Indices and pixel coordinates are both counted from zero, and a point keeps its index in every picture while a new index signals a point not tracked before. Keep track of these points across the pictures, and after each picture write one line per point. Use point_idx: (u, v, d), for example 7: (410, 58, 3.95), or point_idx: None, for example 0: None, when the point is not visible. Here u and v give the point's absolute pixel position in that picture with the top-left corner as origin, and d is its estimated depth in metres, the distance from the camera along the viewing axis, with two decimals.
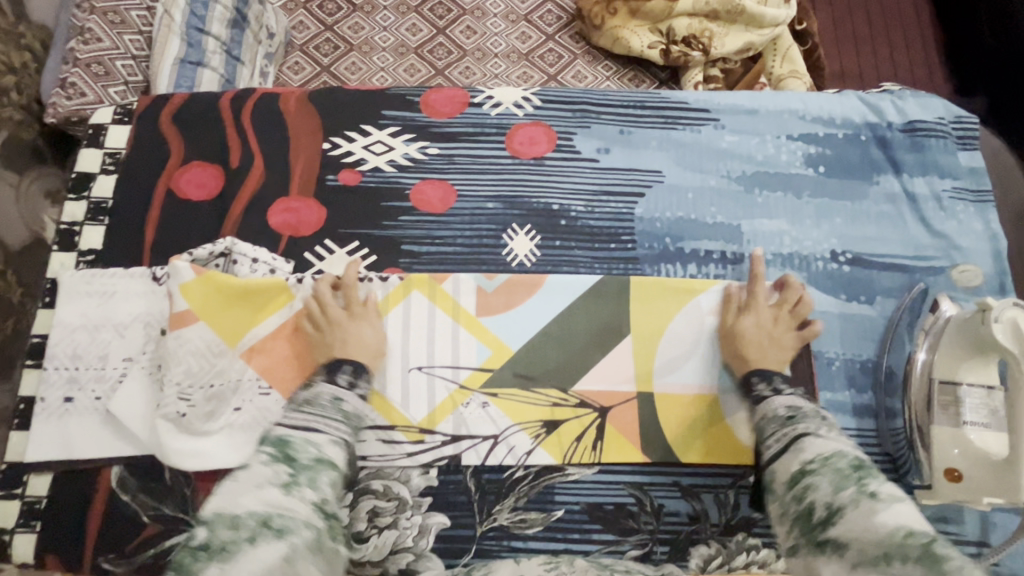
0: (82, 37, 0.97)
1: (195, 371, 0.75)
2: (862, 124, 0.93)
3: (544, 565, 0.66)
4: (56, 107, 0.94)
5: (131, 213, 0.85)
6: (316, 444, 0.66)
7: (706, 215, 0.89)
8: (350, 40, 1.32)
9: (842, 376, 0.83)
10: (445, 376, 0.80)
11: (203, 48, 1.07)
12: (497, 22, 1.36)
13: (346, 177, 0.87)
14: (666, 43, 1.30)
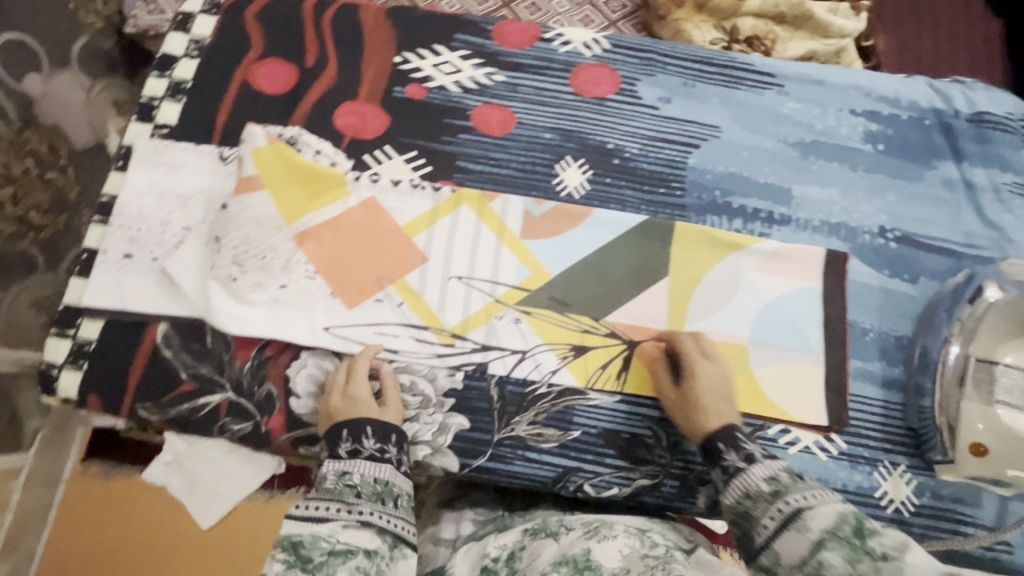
0: None
1: (251, 239, 0.78)
2: (927, 109, 0.93)
3: (584, 537, 0.63)
4: (136, 19, 1.13)
5: (207, 96, 0.89)
6: (330, 536, 0.57)
7: (759, 175, 0.89)
8: (416, 1, 1.39)
9: (875, 347, 0.83)
10: (484, 288, 0.82)
11: None
12: (562, 3, 1.41)
13: (413, 90, 0.90)
14: (729, 40, 1.30)
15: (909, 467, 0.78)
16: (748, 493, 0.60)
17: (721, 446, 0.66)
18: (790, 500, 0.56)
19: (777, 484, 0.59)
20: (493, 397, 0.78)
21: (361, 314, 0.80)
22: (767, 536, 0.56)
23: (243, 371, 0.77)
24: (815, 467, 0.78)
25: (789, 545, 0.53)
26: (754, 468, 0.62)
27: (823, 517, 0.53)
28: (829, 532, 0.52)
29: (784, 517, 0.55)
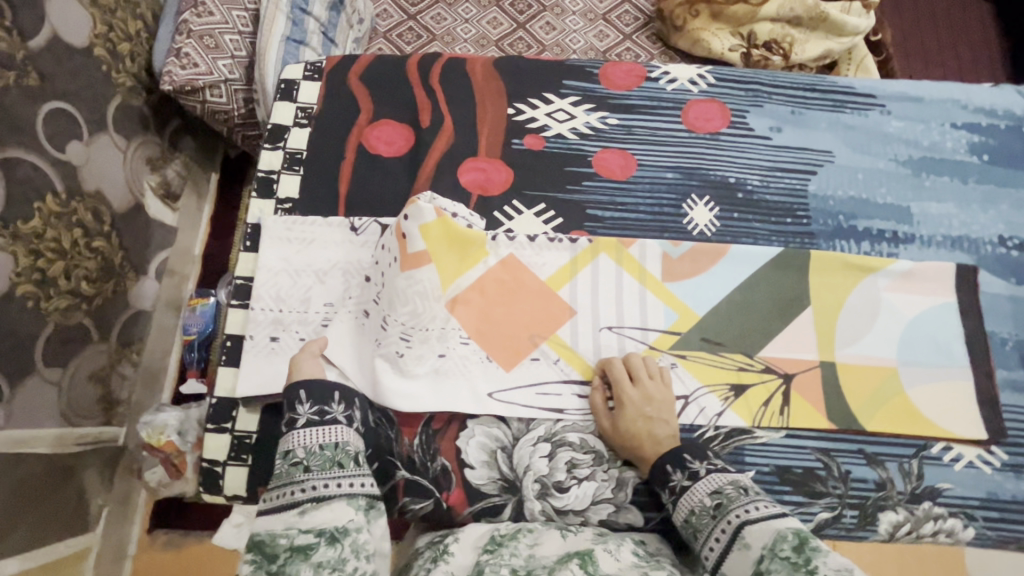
0: (196, 11, 1.11)
1: (418, 312, 0.76)
2: (1023, 116, 0.96)
3: (591, 541, 0.65)
4: (172, 75, 1.09)
5: (325, 165, 0.87)
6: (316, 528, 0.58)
7: (877, 195, 0.91)
8: (432, 30, 1.45)
9: (1016, 356, 0.85)
10: (636, 337, 0.82)
11: (305, 28, 1.18)
12: (576, 21, 1.47)
13: (531, 141, 0.90)
14: (747, 46, 1.34)
15: None
16: (694, 510, 0.64)
17: (668, 468, 0.69)
18: (732, 518, 0.60)
19: (721, 498, 0.63)
20: None
21: (522, 375, 0.79)
22: (716, 556, 0.60)
23: (414, 446, 0.76)
24: (982, 481, 0.79)
25: (738, 568, 0.58)
26: (697, 485, 0.65)
27: (763, 533, 0.57)
28: (768, 549, 0.56)
29: (730, 535, 0.60)
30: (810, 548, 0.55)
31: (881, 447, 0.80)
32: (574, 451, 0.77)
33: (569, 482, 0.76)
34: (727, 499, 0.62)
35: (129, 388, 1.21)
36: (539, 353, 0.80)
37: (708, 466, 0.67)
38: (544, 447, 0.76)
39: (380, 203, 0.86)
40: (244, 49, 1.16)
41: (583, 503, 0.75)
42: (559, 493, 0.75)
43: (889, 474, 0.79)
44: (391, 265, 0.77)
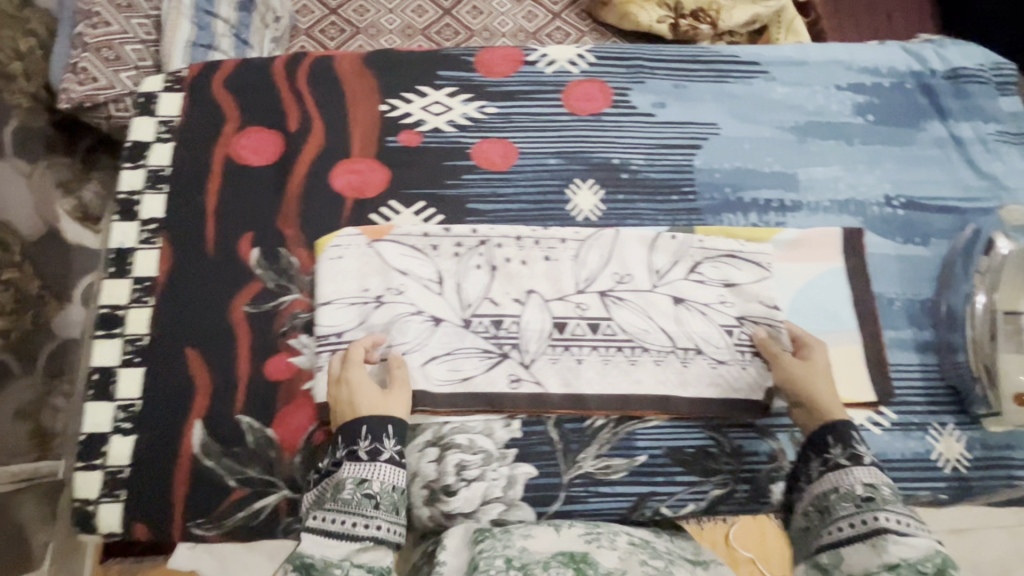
0: (91, 21, 0.99)
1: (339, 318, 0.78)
2: (907, 72, 0.95)
3: (584, 538, 0.64)
4: (69, 92, 0.96)
5: (191, 181, 0.84)
6: (345, 560, 0.60)
7: (763, 164, 0.90)
8: (356, 23, 1.37)
9: (904, 315, 0.85)
10: (579, 315, 0.80)
11: (213, 31, 1.08)
12: (503, 2, 1.41)
13: (406, 138, 0.87)
14: (675, 17, 1.34)
15: (957, 425, 0.81)
16: (839, 489, 0.65)
17: (828, 439, 0.69)
18: (878, 517, 0.62)
19: (873, 493, 0.64)
20: (554, 439, 0.77)
21: (471, 385, 0.76)
22: (839, 539, 0.62)
23: (295, 465, 0.74)
24: (872, 442, 0.80)
25: (857, 558, 0.60)
26: (856, 470, 0.66)
27: (909, 547, 0.59)
28: (907, 561, 0.58)
29: (865, 530, 0.61)
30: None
31: (772, 419, 0.80)
32: (463, 453, 0.76)
33: (458, 485, 0.74)
34: (884, 502, 0.63)
35: (65, 420, 1.01)
36: (497, 348, 0.78)
37: (873, 458, 0.67)
38: (430, 452, 0.75)
39: (251, 216, 0.83)
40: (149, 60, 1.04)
41: (473, 505, 0.74)
42: (447, 496, 0.74)
43: (780, 445, 0.79)
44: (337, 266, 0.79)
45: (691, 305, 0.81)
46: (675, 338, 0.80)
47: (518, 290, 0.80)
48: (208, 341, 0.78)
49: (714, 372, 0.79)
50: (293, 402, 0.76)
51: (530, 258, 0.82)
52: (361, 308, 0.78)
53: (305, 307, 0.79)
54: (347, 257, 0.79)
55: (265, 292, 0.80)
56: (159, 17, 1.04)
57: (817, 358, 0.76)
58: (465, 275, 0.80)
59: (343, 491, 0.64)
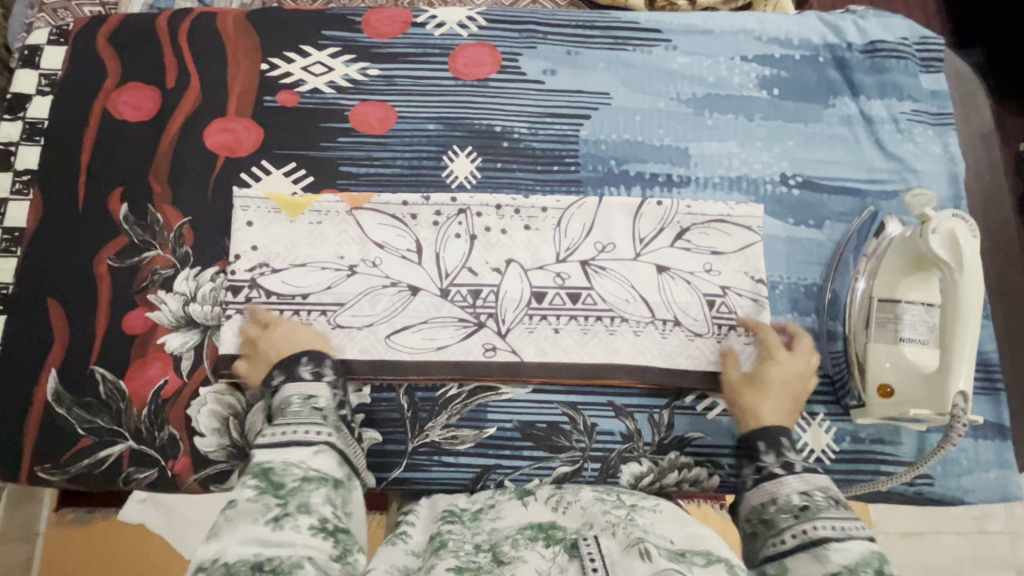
0: None
1: (294, 278, 0.78)
2: (821, 44, 0.90)
3: (550, 507, 0.67)
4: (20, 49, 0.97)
5: (67, 134, 0.84)
6: (302, 462, 0.62)
7: (654, 137, 0.86)
8: None
9: (785, 299, 0.81)
10: (558, 285, 0.80)
11: None
12: None
13: (284, 98, 0.86)
14: None
15: (828, 415, 0.77)
16: (777, 500, 0.65)
17: (760, 446, 0.69)
18: (816, 526, 0.60)
19: (810, 502, 0.63)
20: (404, 407, 0.77)
21: (446, 352, 0.77)
22: (783, 550, 0.61)
23: (141, 417, 0.75)
24: (734, 428, 0.77)
25: (801, 570, 0.59)
26: (788, 479, 0.65)
27: (848, 551, 0.58)
28: (847, 567, 0.56)
29: (804, 542, 0.60)
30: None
31: (631, 399, 0.78)
32: None
33: None
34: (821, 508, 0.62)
35: None
36: (472, 317, 0.78)
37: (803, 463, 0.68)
38: None
39: (122, 171, 0.83)
40: None
41: None
42: None
43: (637, 425, 0.77)
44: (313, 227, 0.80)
45: (675, 275, 0.80)
46: (654, 309, 0.79)
47: (496, 259, 0.81)
48: (68, 292, 0.79)
49: (690, 346, 0.78)
50: (144, 357, 0.77)
51: (535, 227, 0.81)
52: (334, 274, 0.79)
53: (165, 263, 0.80)
54: (325, 224, 0.80)
55: (131, 247, 0.80)
56: None
57: (769, 377, 0.74)
58: (443, 240, 0.81)
59: (291, 405, 0.67)
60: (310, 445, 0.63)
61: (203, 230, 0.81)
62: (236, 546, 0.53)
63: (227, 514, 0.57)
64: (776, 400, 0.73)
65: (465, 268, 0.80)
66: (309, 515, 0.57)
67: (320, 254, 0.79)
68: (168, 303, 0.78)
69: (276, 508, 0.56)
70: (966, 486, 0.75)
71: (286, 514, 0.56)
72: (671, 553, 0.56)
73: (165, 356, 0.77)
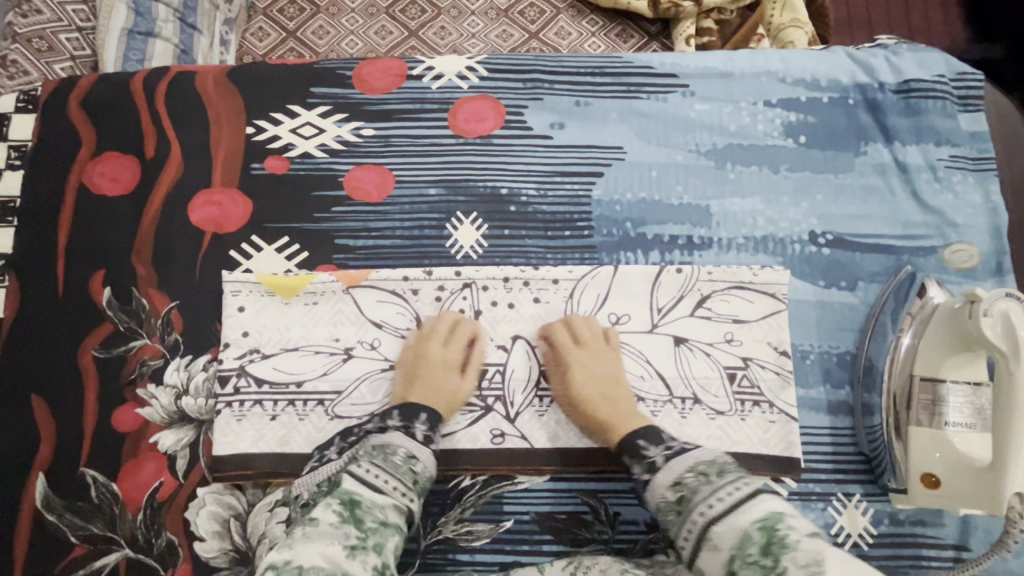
0: (21, 10, 0.99)
1: (289, 366, 0.74)
2: (850, 85, 0.83)
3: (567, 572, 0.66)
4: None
5: (42, 213, 0.78)
6: (387, 507, 0.61)
7: (672, 195, 0.80)
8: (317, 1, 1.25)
9: (817, 370, 0.76)
10: None
11: (153, 17, 1.03)
12: None
13: (273, 165, 0.80)
14: None
15: (864, 496, 0.73)
16: (659, 496, 0.63)
17: (640, 443, 0.68)
18: (697, 512, 0.58)
19: (683, 489, 0.62)
20: (414, 501, 0.72)
21: (452, 440, 0.73)
22: (691, 547, 0.58)
23: (137, 523, 0.70)
24: None
25: (711, 569, 0.56)
26: (658, 476, 0.64)
27: (729, 532, 0.55)
28: (735, 549, 0.54)
29: (695, 536, 0.58)
30: (779, 544, 0.52)
31: None
32: None
33: None
34: (691, 488, 0.61)
35: None
36: (479, 401, 0.74)
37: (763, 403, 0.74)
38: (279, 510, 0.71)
39: (103, 253, 0.77)
40: (87, 47, 1.03)
41: None
42: None
43: None
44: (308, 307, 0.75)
45: (694, 346, 0.75)
46: (672, 386, 0.74)
47: (503, 335, 0.75)
48: (52, 387, 0.74)
49: (711, 425, 0.73)
50: (137, 457, 0.72)
51: (546, 300, 0.76)
52: (329, 358, 0.74)
53: (154, 353, 0.74)
54: (321, 305, 0.75)
55: (116, 336, 0.75)
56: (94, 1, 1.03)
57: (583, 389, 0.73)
58: (444, 316, 0.75)
59: (395, 455, 0.66)
60: (391, 498, 0.62)
61: (191, 316, 0.75)
62: (306, 558, 0.54)
63: (307, 530, 0.57)
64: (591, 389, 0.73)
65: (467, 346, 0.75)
66: (379, 555, 0.57)
67: (313, 338, 0.75)
68: (158, 397, 0.73)
69: (357, 537, 0.57)
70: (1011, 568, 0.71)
71: (362, 547, 0.57)
72: None
73: (159, 456, 0.72)
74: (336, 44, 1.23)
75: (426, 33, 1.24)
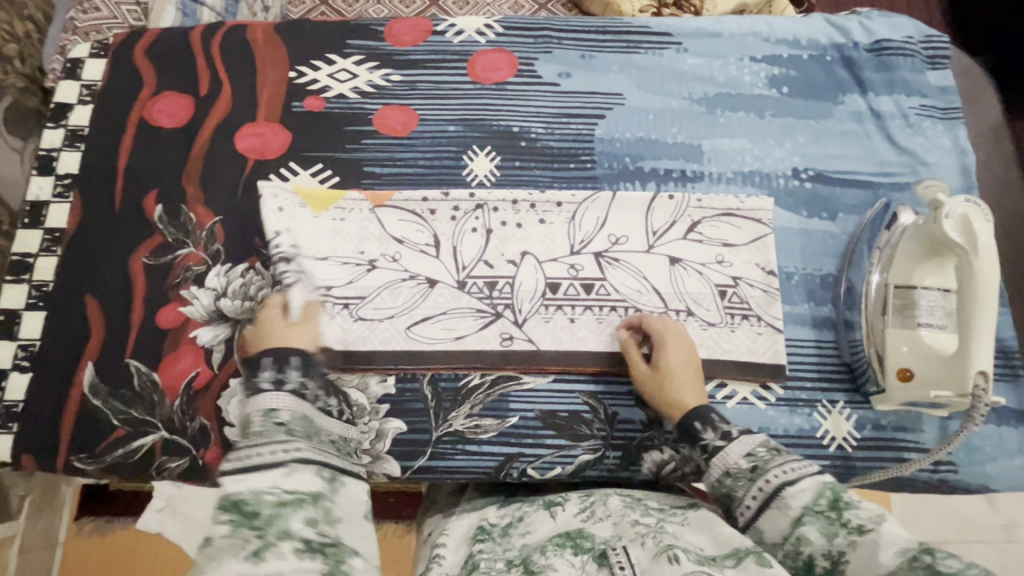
0: (82, 7, 1.01)
1: (319, 274, 0.81)
2: (828, 44, 0.92)
3: (579, 518, 0.64)
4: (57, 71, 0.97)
5: (106, 140, 0.89)
6: (274, 487, 0.55)
7: (667, 135, 0.89)
8: (344, 13, 1.37)
9: (801, 289, 0.82)
10: (572, 276, 0.82)
11: (198, 18, 1.05)
12: None
13: (311, 103, 0.90)
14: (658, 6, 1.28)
15: (847, 403, 0.78)
16: (728, 471, 0.63)
17: (697, 425, 0.68)
18: (770, 478, 0.59)
19: (756, 460, 0.62)
20: (427, 397, 0.78)
21: (465, 342, 0.79)
22: (750, 517, 0.59)
23: (174, 408, 0.77)
24: (755, 416, 0.77)
25: (771, 524, 0.58)
26: (731, 446, 0.64)
27: (803, 493, 0.57)
28: (808, 508, 0.56)
29: (764, 498, 0.59)
30: (844, 502, 0.56)
31: None
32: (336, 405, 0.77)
33: None
34: (769, 462, 0.61)
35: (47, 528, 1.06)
36: (490, 308, 0.80)
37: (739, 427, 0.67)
38: None
39: (158, 175, 0.87)
40: None
41: None
42: None
43: (657, 414, 0.78)
44: (339, 221, 0.83)
45: (687, 266, 0.82)
46: (667, 300, 0.81)
47: (512, 252, 0.83)
48: (106, 289, 0.82)
49: (704, 335, 0.79)
50: (177, 350, 0.79)
51: (551, 221, 0.84)
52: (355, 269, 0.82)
53: (198, 260, 0.83)
54: (349, 221, 0.83)
55: (165, 246, 0.84)
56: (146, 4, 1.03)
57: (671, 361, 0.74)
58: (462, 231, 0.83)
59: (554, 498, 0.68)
60: (280, 466, 0.57)
61: (233, 228, 0.84)
62: None
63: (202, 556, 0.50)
64: (692, 387, 0.72)
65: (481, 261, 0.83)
66: (293, 539, 0.52)
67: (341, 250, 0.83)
68: (200, 298, 0.81)
69: (255, 540, 0.50)
70: (991, 473, 0.75)
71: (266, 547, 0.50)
72: (700, 556, 0.54)
73: (197, 350, 0.79)
74: (366, 10, 1.38)
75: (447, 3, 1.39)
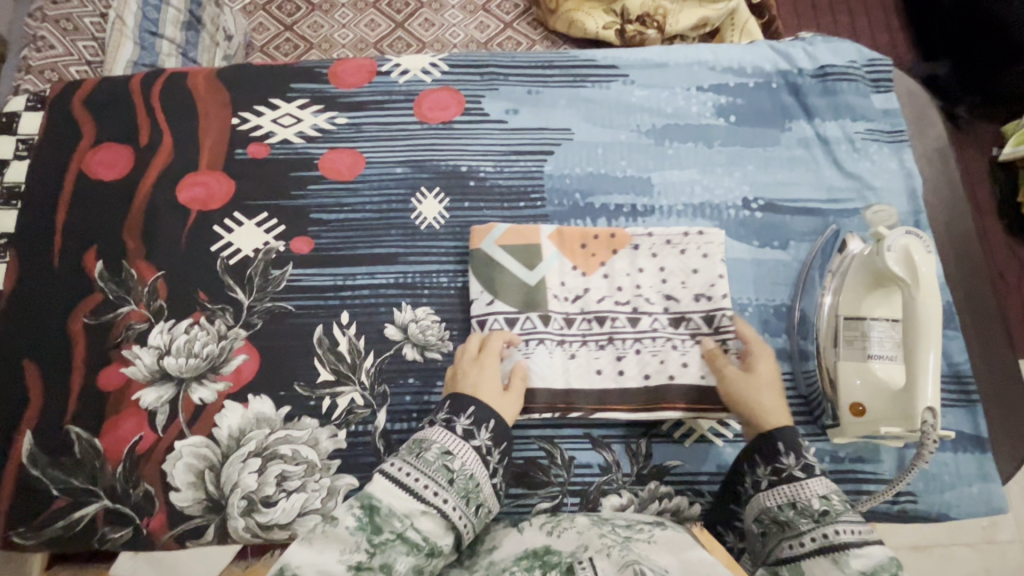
0: (36, 45, 1.03)
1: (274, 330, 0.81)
2: (773, 71, 0.93)
3: (545, 532, 0.60)
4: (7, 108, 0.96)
5: (44, 196, 0.86)
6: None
7: (616, 169, 0.88)
8: (310, 39, 1.36)
9: (755, 321, 0.82)
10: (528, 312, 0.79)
11: (157, 51, 1.11)
12: (455, 14, 1.39)
13: (254, 150, 0.88)
14: (621, 23, 1.27)
15: (805, 435, 0.77)
16: (797, 504, 0.61)
17: (779, 448, 0.65)
18: (839, 530, 0.57)
19: (829, 506, 0.60)
20: (380, 450, 0.76)
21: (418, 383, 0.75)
22: (798, 553, 0.58)
23: (116, 475, 0.74)
24: (712, 454, 0.77)
25: (818, 572, 0.55)
26: (811, 481, 0.62)
27: (865, 557, 0.54)
28: (865, 573, 0.53)
29: (819, 544, 0.57)
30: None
31: (609, 430, 0.78)
32: (286, 464, 0.75)
33: (278, 495, 0.74)
34: (843, 515, 0.59)
35: None
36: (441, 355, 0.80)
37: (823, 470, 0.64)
38: (253, 462, 0.75)
39: (98, 231, 0.84)
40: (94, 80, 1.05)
41: (289, 516, 0.73)
42: (265, 507, 0.73)
43: (614, 456, 0.77)
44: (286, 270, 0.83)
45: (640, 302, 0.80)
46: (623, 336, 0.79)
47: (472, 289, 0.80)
48: (44, 352, 0.79)
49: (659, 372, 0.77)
50: (119, 414, 0.77)
51: (642, 264, 0.81)
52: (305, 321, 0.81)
53: (140, 318, 0.81)
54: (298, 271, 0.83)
55: (106, 304, 0.81)
56: (102, 38, 1.06)
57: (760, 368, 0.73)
58: (563, 273, 0.81)
59: (427, 452, 0.61)
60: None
61: (176, 283, 0.82)
62: None
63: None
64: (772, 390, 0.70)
65: (429, 308, 0.82)
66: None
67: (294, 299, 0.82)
68: (142, 357, 0.79)
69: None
70: (950, 501, 0.75)
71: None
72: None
73: (140, 412, 0.77)
74: (331, 35, 1.36)
75: (412, 24, 1.38)
